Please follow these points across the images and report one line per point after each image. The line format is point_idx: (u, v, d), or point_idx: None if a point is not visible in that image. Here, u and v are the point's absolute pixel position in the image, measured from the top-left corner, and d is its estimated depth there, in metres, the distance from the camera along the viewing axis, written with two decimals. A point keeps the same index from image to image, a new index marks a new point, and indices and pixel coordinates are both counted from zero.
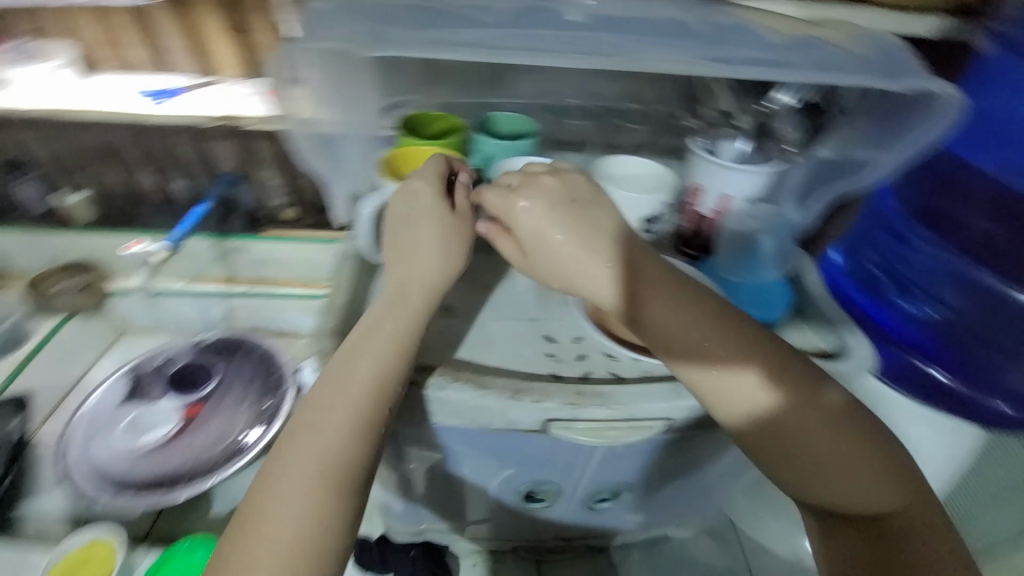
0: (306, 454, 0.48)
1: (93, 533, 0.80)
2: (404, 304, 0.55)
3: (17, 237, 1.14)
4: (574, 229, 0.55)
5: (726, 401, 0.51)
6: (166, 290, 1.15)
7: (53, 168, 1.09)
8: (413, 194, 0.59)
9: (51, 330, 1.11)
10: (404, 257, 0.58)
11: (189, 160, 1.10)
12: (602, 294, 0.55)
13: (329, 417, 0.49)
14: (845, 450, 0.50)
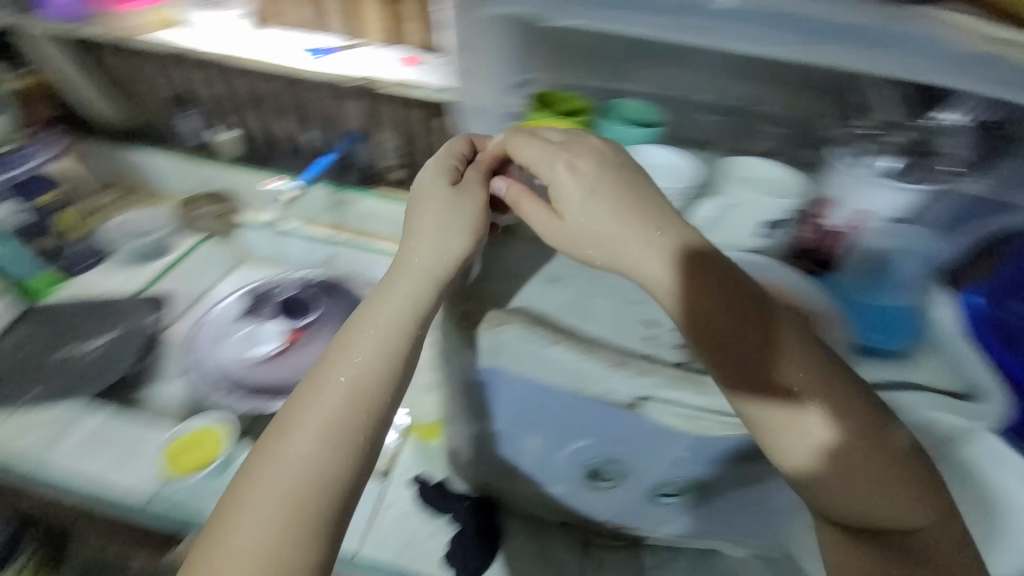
0: (291, 460, 0.54)
1: (208, 419, 0.90)
2: (387, 309, 0.61)
3: (171, 161, 1.30)
4: (606, 193, 0.59)
5: (783, 428, 0.51)
6: (285, 228, 1.28)
7: (214, 106, 1.25)
8: (442, 165, 0.68)
9: (189, 247, 1.26)
10: (426, 222, 0.64)
11: (324, 115, 1.21)
12: (647, 267, 0.57)
13: (308, 423, 0.56)
14: (892, 481, 0.51)
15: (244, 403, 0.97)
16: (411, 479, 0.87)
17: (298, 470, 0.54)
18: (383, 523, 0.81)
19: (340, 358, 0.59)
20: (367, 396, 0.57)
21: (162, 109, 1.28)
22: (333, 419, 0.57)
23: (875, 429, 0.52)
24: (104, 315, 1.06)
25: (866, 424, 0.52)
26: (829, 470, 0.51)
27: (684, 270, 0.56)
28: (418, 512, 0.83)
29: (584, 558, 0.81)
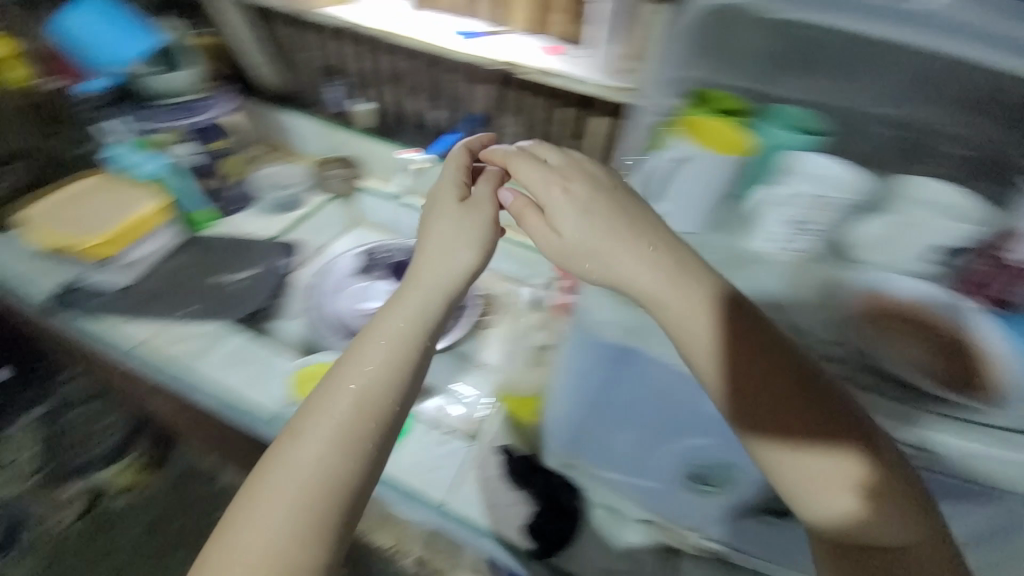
0: (308, 452, 0.60)
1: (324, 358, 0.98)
2: (401, 312, 0.71)
3: (312, 125, 1.42)
4: (592, 211, 0.63)
5: (776, 460, 0.53)
6: (403, 198, 1.37)
7: (358, 79, 1.35)
8: (450, 184, 0.80)
9: (317, 204, 1.38)
10: (436, 232, 0.76)
11: (454, 96, 1.28)
12: (647, 277, 0.57)
13: (319, 420, 0.63)
14: (886, 511, 0.50)
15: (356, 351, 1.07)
16: (497, 447, 0.90)
17: (307, 467, 0.59)
18: (472, 484, 0.85)
19: (352, 355, 0.68)
20: (378, 398, 0.64)
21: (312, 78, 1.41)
22: (357, 410, 0.64)
23: (874, 460, 0.51)
24: (245, 253, 1.19)
25: (867, 459, 0.51)
26: (818, 500, 0.52)
27: (667, 289, 0.57)
28: (502, 480, 0.85)
29: (664, 557, 0.80)
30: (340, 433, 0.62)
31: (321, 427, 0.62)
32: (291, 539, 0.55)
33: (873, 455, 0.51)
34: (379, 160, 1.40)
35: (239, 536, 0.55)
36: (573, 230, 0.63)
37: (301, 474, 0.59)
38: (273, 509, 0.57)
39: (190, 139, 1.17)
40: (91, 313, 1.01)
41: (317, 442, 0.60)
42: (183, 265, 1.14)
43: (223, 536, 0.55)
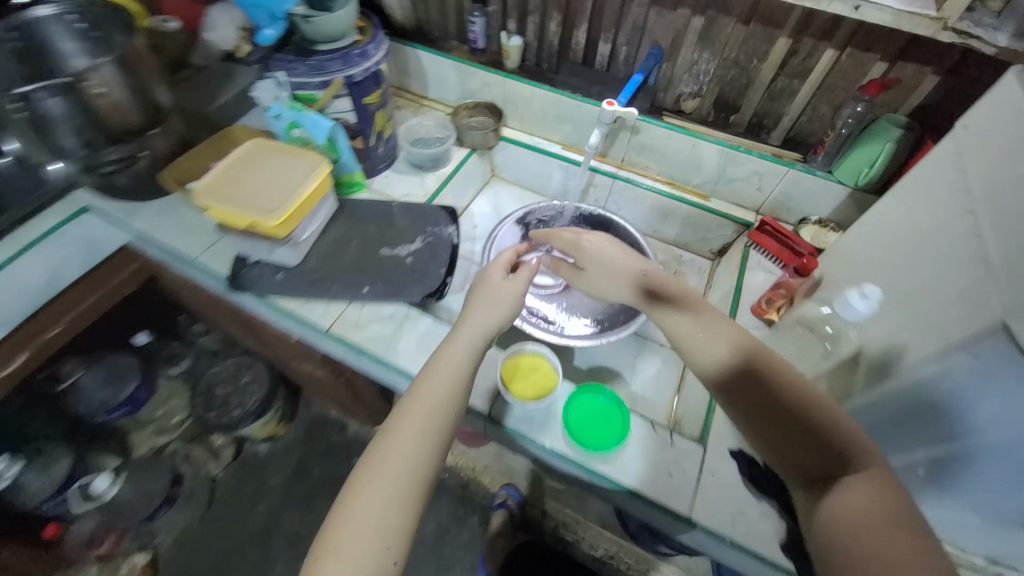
0: (401, 448, 0.66)
1: (525, 350, 0.87)
2: (461, 342, 0.78)
3: (448, 65, 1.25)
4: (612, 256, 0.91)
5: (677, 331, 0.78)
6: (544, 150, 1.27)
7: (508, 6, 1.15)
8: (501, 258, 0.93)
9: (460, 160, 1.24)
10: (487, 301, 0.84)
11: (629, 25, 1.07)
12: (637, 282, 0.87)
13: (422, 406, 0.70)
14: (827, 435, 0.60)
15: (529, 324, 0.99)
16: (731, 451, 0.80)
17: (404, 458, 0.65)
18: (711, 492, 0.76)
19: (449, 358, 0.76)
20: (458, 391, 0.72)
21: (448, 7, 1.23)
22: (433, 405, 0.70)
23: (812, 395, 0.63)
24: (399, 221, 1.08)
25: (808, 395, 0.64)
26: (700, 350, 0.74)
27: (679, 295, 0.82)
28: (747, 488, 0.77)
29: None
30: (434, 427, 0.69)
31: (408, 424, 0.68)
32: (392, 502, 0.62)
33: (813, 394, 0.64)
34: (522, 105, 1.24)
35: (358, 513, 0.61)
36: (592, 263, 0.93)
37: (407, 450, 0.66)
38: (382, 477, 0.64)
39: (346, 94, 0.95)
40: (271, 294, 0.94)
41: (411, 442, 0.67)
42: (342, 235, 1.04)
43: (345, 521, 0.60)
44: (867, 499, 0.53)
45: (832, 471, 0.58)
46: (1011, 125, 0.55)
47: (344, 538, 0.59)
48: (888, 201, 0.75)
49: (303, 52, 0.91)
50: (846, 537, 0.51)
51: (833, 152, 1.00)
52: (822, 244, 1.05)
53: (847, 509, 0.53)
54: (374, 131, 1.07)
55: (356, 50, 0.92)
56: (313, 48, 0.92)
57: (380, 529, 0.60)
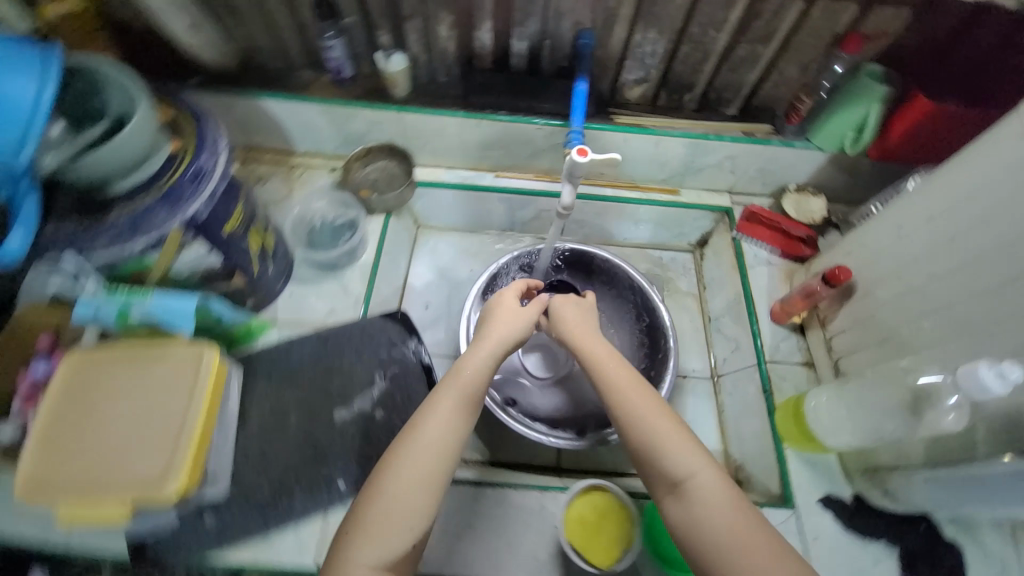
0: (429, 441, 0.57)
1: (583, 488, 0.71)
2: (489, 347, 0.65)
3: (315, 110, 0.91)
4: (582, 307, 0.75)
5: (563, 321, 0.74)
6: (475, 185, 1.01)
7: (374, 17, 0.82)
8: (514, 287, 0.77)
9: (379, 233, 0.95)
10: (502, 320, 0.69)
11: (548, 14, 0.80)
12: (568, 314, 0.74)
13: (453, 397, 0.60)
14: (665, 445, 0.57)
15: (537, 435, 0.78)
16: (821, 501, 0.74)
17: (436, 449, 0.57)
18: (822, 562, 0.70)
19: (485, 348, 0.65)
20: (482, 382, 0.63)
21: (281, 29, 0.85)
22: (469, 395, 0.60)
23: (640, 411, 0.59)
24: (338, 359, 0.80)
25: (648, 414, 0.59)
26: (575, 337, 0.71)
27: (585, 341, 0.70)
28: (851, 538, 0.71)
29: None
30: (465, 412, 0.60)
31: (440, 413, 0.59)
32: (419, 493, 0.55)
33: (648, 407, 0.60)
34: (431, 139, 0.95)
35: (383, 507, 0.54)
36: (563, 310, 0.74)
37: (447, 426, 0.58)
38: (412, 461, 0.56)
39: (197, 239, 0.62)
40: (212, 551, 0.65)
41: (449, 432, 0.58)
42: (273, 412, 0.75)
43: (373, 514, 0.54)
44: (722, 514, 0.52)
45: (676, 484, 0.55)
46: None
47: (376, 520, 0.53)
48: (926, 200, 0.65)
49: (97, 214, 0.56)
50: (713, 545, 0.51)
51: (808, 117, 0.88)
52: (808, 213, 0.95)
53: (706, 520, 0.52)
54: (253, 254, 0.74)
55: (183, 176, 0.58)
56: (113, 202, 0.57)
57: (405, 518, 0.54)
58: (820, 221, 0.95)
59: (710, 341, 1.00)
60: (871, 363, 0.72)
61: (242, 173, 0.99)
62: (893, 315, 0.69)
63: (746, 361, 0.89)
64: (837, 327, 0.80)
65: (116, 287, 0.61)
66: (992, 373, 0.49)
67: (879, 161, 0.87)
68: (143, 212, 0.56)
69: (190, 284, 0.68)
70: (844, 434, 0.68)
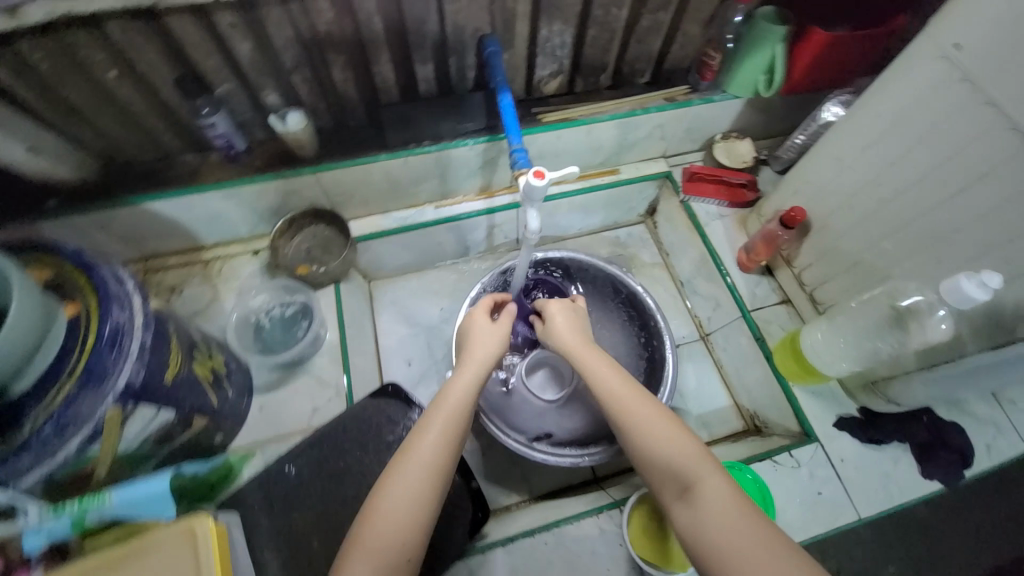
0: (417, 458, 0.53)
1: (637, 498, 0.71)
2: (473, 365, 0.63)
3: (215, 197, 0.78)
4: (573, 314, 0.73)
5: (555, 329, 0.71)
6: (418, 222, 0.94)
7: (254, 78, 0.71)
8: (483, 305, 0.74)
9: (334, 306, 0.86)
10: (486, 335, 0.67)
11: (446, 30, 0.73)
12: (561, 322, 0.72)
13: (445, 412, 0.57)
14: (669, 448, 0.55)
15: (573, 460, 0.76)
16: (836, 424, 0.79)
17: (427, 463, 0.53)
18: (854, 480, 0.75)
19: (469, 372, 0.62)
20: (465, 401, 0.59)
21: (143, 118, 0.72)
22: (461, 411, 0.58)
23: (644, 416, 0.58)
24: (343, 460, 0.73)
25: (651, 417, 0.57)
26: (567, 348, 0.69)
27: (584, 353, 0.66)
28: (870, 449, 0.77)
29: None
30: (457, 431, 0.57)
31: (430, 430, 0.56)
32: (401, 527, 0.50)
33: (649, 413, 0.58)
34: (357, 189, 0.87)
35: (375, 531, 0.50)
36: (558, 318, 0.72)
37: (440, 442, 0.55)
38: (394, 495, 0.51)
39: (139, 408, 0.53)
40: None
41: (445, 448, 0.55)
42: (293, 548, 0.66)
43: (360, 543, 0.49)
44: (726, 510, 0.49)
45: (684, 488, 0.52)
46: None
47: (370, 541, 0.49)
48: (854, 131, 0.68)
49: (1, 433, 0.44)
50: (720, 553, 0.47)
51: (719, 70, 0.90)
52: (740, 157, 0.98)
53: (713, 521, 0.49)
54: (206, 384, 0.66)
55: (99, 348, 0.48)
56: (20, 407, 0.45)
57: (399, 535, 0.50)
58: (752, 161, 0.97)
59: (689, 304, 1.03)
60: (845, 289, 0.77)
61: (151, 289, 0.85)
62: (853, 243, 0.73)
63: (731, 315, 0.92)
64: (804, 262, 0.84)
65: (65, 502, 0.49)
66: (974, 283, 0.53)
67: (791, 95, 0.91)
68: (66, 409, 0.46)
69: (143, 454, 0.57)
70: (845, 362, 0.71)
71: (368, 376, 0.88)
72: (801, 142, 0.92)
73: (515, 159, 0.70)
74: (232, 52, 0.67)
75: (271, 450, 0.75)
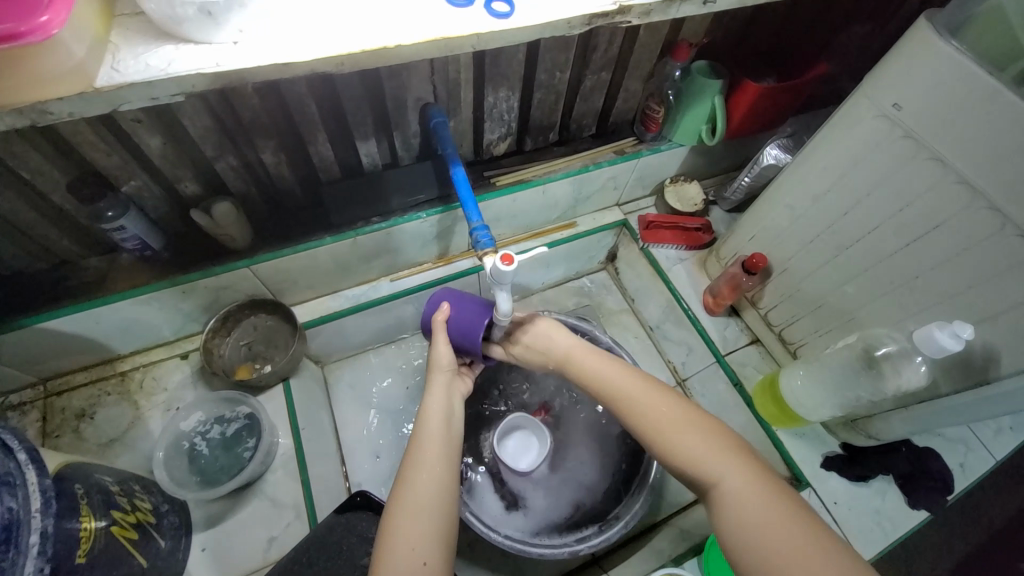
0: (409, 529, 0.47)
1: None
2: (434, 419, 0.56)
3: (131, 305, 0.67)
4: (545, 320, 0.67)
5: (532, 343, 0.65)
6: (372, 300, 0.87)
7: (168, 172, 0.62)
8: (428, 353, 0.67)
9: (286, 409, 0.77)
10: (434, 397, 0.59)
11: (386, 104, 0.68)
12: (535, 337, 0.65)
13: (428, 476, 0.51)
14: (679, 441, 0.50)
15: (571, 549, 0.69)
16: (824, 465, 0.79)
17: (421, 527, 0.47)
18: (849, 521, 0.75)
19: (440, 386, 0.60)
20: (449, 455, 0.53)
21: (30, 226, 0.60)
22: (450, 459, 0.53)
23: (647, 419, 0.53)
24: None
25: (657, 414, 0.53)
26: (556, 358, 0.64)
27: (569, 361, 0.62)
28: (857, 486, 0.77)
29: (996, 434, 0.82)
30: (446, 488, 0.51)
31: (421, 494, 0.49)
32: (423, 539, 0.47)
33: (655, 405, 0.53)
34: (299, 275, 0.78)
35: None
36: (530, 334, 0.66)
37: (433, 500, 0.49)
38: (415, 518, 0.48)
39: None
40: None
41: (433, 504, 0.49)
42: None
43: None
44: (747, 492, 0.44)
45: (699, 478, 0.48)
46: (989, 111, 0.49)
47: None
48: (802, 181, 0.69)
49: None
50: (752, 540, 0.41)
51: (663, 121, 0.90)
52: (691, 200, 0.99)
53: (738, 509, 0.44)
54: (131, 548, 0.54)
55: None
56: None
57: None
58: (703, 204, 0.99)
59: (661, 349, 1.02)
60: (814, 330, 0.78)
61: (53, 416, 0.71)
62: (815, 286, 0.74)
63: (706, 361, 0.91)
64: (768, 303, 0.85)
65: None
66: (947, 335, 0.54)
67: (731, 140, 0.93)
68: None
69: None
70: (828, 406, 0.71)
71: (331, 481, 0.78)
72: (747, 183, 0.94)
73: (477, 238, 0.66)
74: (139, 146, 0.58)
75: None
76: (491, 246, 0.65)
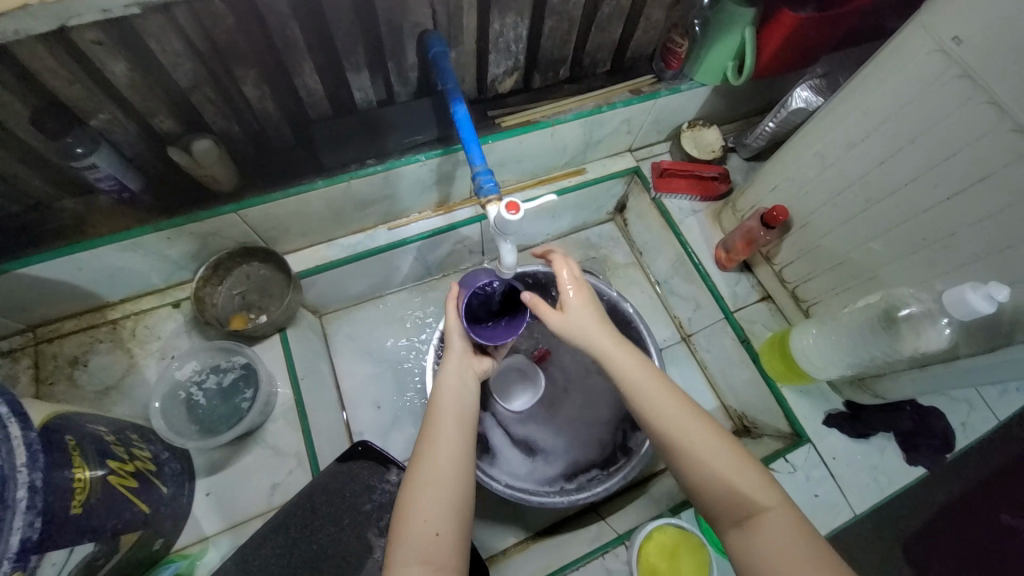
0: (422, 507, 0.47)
1: (655, 524, 0.67)
2: (450, 400, 0.55)
3: (114, 251, 0.64)
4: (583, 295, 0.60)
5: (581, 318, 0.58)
6: (369, 248, 0.83)
7: (138, 104, 0.56)
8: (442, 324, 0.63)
9: (284, 359, 0.75)
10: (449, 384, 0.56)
11: (379, 30, 0.61)
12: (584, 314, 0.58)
13: (445, 458, 0.50)
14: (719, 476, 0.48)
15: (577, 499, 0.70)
16: (825, 423, 0.78)
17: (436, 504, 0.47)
18: (847, 476, 0.75)
19: (453, 362, 0.58)
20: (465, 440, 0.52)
21: None
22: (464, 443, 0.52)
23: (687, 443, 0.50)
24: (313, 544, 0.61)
25: (698, 439, 0.50)
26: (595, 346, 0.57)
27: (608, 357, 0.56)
28: (857, 443, 0.77)
29: (1001, 396, 0.81)
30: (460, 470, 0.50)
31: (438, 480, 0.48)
32: (437, 514, 0.46)
33: (693, 430, 0.51)
34: (291, 222, 0.74)
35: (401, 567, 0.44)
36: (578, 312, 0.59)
37: (448, 477, 0.49)
38: (433, 499, 0.47)
39: (45, 557, 0.42)
40: None
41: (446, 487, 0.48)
42: None
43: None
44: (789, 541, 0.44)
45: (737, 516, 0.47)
46: None
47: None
48: (837, 127, 0.63)
49: None
50: None
51: (686, 57, 0.82)
52: (708, 146, 0.92)
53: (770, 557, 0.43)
54: (131, 497, 0.54)
55: None
56: None
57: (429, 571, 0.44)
58: (721, 150, 0.92)
59: (666, 304, 0.99)
60: (830, 288, 0.75)
61: (47, 363, 0.70)
62: (839, 243, 0.70)
63: (713, 317, 0.89)
64: (784, 259, 0.81)
65: None
66: (980, 297, 0.51)
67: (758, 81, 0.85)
68: None
69: None
70: (840, 366, 0.69)
71: (332, 430, 0.78)
72: (771, 129, 0.87)
73: (481, 183, 0.61)
74: (104, 74, 0.52)
75: (227, 538, 0.65)
76: (496, 193, 0.60)
